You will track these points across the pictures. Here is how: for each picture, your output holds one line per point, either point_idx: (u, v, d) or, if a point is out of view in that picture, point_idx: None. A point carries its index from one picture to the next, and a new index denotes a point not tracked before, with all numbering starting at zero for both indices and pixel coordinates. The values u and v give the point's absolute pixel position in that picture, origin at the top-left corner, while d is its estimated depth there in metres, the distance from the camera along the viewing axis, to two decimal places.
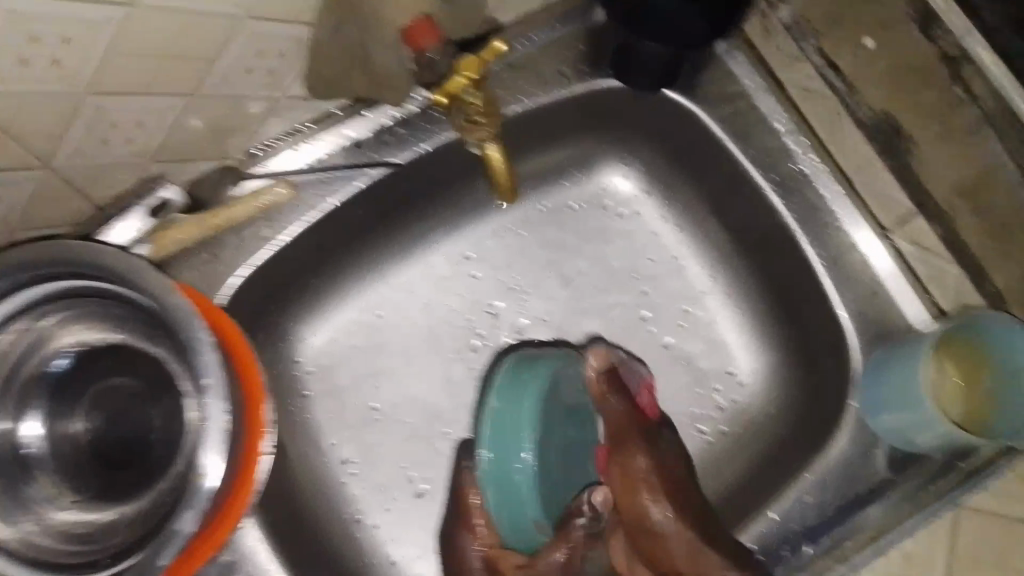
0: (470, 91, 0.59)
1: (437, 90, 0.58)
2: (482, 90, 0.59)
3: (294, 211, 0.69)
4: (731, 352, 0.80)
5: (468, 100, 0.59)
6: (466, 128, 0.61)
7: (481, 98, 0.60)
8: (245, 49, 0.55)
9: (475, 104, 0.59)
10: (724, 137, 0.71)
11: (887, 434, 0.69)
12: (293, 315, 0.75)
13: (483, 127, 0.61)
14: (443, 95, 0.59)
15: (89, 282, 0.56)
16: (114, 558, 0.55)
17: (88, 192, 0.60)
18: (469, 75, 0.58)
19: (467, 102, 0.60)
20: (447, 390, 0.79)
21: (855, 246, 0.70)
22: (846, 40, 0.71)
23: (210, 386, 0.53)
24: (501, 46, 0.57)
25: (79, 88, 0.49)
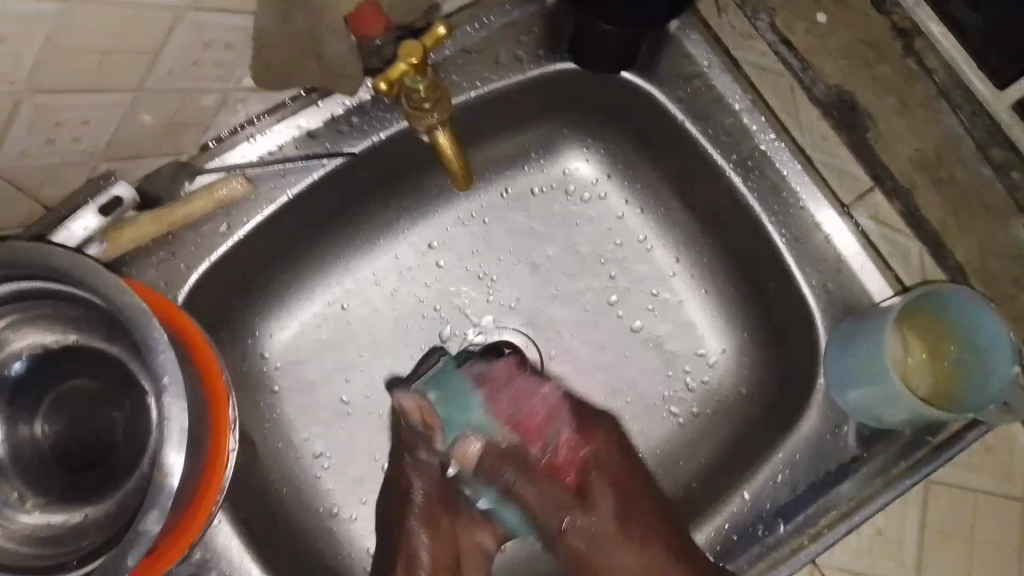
0: (414, 78, 0.55)
1: (380, 81, 0.54)
2: (427, 75, 0.56)
3: (251, 205, 0.68)
4: (700, 333, 0.80)
5: (414, 86, 0.55)
6: (413, 113, 0.58)
7: (427, 83, 0.56)
8: (190, 41, 0.54)
9: (420, 91, 0.56)
10: (684, 117, 0.70)
11: (855, 411, 0.68)
12: (258, 312, 0.74)
13: (432, 113, 0.58)
14: (387, 85, 0.54)
15: (41, 282, 0.54)
16: (83, 559, 0.53)
17: (36, 192, 0.59)
18: (413, 61, 0.54)
19: (412, 89, 0.56)
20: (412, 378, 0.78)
21: (820, 223, 0.69)
22: (802, 13, 0.69)
23: (167, 383, 0.50)
24: (444, 31, 0.54)
25: (18, 87, 0.48)
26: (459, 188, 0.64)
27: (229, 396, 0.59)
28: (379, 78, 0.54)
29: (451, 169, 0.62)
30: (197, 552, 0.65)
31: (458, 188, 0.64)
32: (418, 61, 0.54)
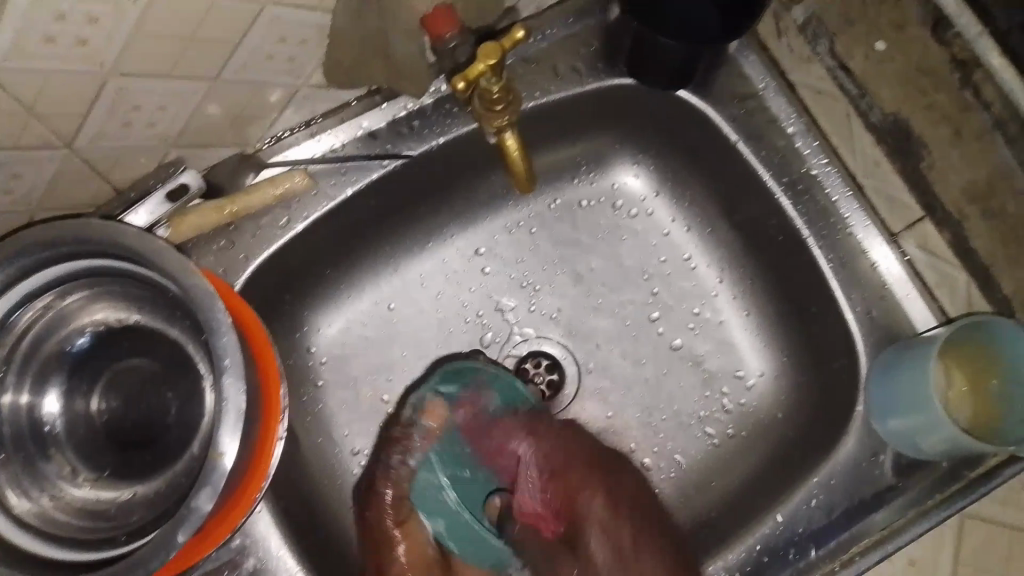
0: (489, 79, 0.56)
1: (459, 80, 0.55)
2: (502, 78, 0.57)
3: (311, 200, 0.69)
4: (740, 353, 0.81)
5: (489, 87, 0.57)
6: (484, 113, 0.59)
7: (501, 85, 0.57)
8: (268, 37, 0.55)
9: (494, 92, 0.57)
10: (738, 138, 0.72)
11: (896, 440, 0.68)
12: (308, 307, 0.76)
13: (502, 115, 0.59)
14: (465, 84, 0.56)
15: (114, 259, 0.55)
16: (130, 536, 0.55)
17: (107, 176, 0.61)
18: (491, 63, 0.55)
19: (486, 90, 0.57)
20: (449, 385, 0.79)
21: (866, 250, 0.70)
22: (861, 39, 0.69)
23: (226, 366, 0.52)
24: (523, 35, 0.55)
25: (103, 68, 0.50)
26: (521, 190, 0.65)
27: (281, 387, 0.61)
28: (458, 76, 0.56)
29: (514, 171, 0.62)
30: (236, 539, 0.67)
31: (520, 190, 0.64)
32: (495, 62, 0.55)
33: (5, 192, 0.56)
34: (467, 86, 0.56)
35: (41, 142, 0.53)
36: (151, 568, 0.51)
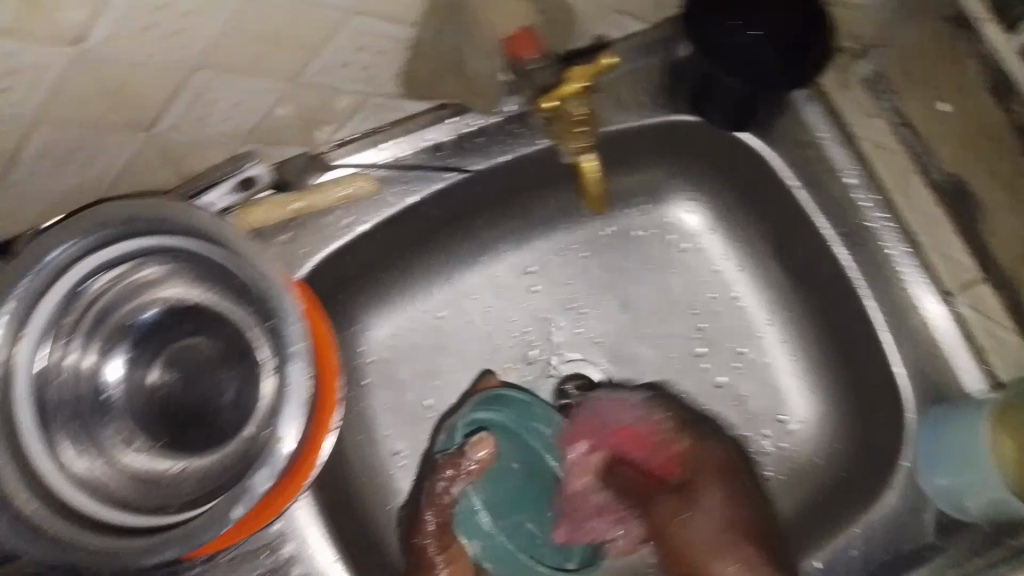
0: (577, 101, 0.61)
1: (547, 99, 0.60)
2: (588, 102, 0.61)
3: (375, 204, 0.72)
4: (783, 396, 0.80)
5: (574, 109, 0.61)
6: (563, 136, 0.63)
7: (585, 110, 0.61)
8: (348, 43, 0.58)
9: (580, 115, 0.61)
10: (797, 184, 0.73)
11: (941, 497, 0.67)
12: (358, 308, 0.78)
13: (582, 138, 0.63)
14: (552, 103, 0.60)
15: (184, 241, 0.58)
16: (183, 506, 0.59)
17: (183, 162, 0.64)
18: (580, 86, 0.59)
19: (571, 112, 0.61)
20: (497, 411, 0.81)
21: (921, 308, 0.70)
22: (929, 97, 0.69)
23: (295, 352, 0.57)
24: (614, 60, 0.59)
25: (190, 59, 0.53)
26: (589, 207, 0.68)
27: (337, 378, 0.64)
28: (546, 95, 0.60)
29: (586, 188, 0.65)
30: (276, 526, 0.70)
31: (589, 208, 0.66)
32: (585, 86, 0.59)
33: (82, 170, 0.58)
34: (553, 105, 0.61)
35: (121, 125, 0.56)
36: (205, 538, 0.55)
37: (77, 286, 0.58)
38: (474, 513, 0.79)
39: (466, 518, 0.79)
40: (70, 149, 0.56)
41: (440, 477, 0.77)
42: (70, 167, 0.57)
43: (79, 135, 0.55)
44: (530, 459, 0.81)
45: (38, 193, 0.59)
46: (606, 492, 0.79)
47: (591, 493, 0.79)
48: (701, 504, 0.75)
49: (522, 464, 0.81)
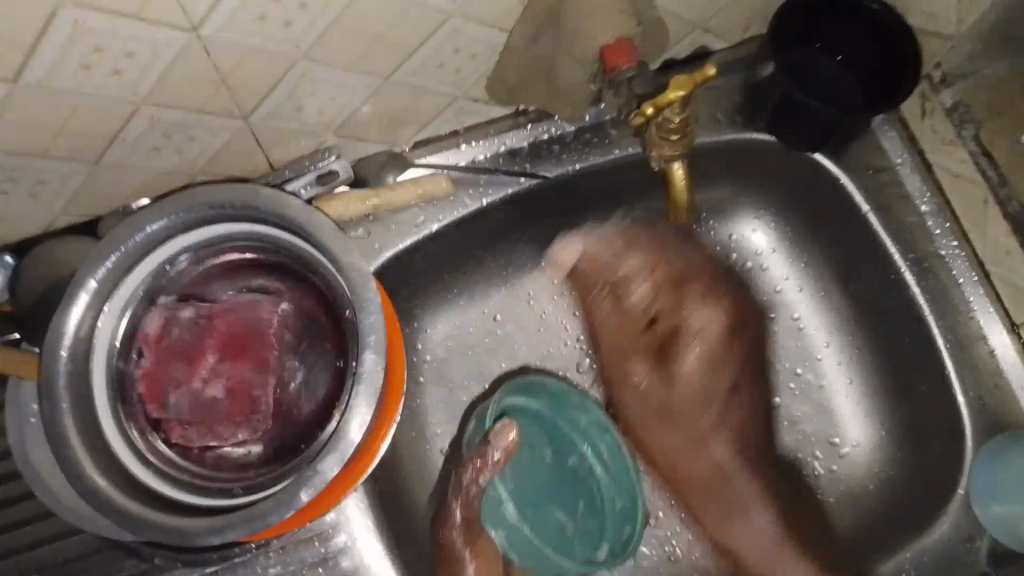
0: (675, 110, 0.58)
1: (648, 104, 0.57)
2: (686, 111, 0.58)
3: (449, 204, 0.72)
4: (837, 420, 0.81)
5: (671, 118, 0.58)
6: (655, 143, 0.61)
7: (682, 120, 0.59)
8: (446, 45, 0.58)
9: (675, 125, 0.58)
10: (868, 207, 0.74)
11: (994, 526, 0.67)
12: (421, 307, 0.79)
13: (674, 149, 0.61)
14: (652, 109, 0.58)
15: (269, 227, 0.59)
16: (248, 489, 0.59)
17: (269, 152, 0.65)
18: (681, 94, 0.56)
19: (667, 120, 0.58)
20: (536, 403, 0.80)
21: (987, 337, 0.70)
22: (1007, 131, 0.70)
23: (370, 342, 0.55)
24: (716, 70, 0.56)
25: (297, 52, 0.54)
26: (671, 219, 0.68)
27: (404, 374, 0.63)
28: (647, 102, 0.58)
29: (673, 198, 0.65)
30: (332, 513, 0.70)
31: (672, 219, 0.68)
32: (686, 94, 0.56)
33: (180, 152, 0.60)
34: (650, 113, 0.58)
35: (222, 110, 0.57)
36: (269, 521, 0.54)
37: (158, 264, 0.58)
38: (500, 502, 0.79)
39: (491, 506, 0.79)
40: (171, 131, 0.57)
41: (467, 469, 0.73)
42: (170, 147, 0.59)
43: (182, 118, 0.56)
44: (562, 445, 0.81)
45: (133, 172, 0.60)
46: (635, 368, 0.80)
47: (629, 377, 0.80)
48: (679, 380, 0.80)
49: (554, 453, 0.82)
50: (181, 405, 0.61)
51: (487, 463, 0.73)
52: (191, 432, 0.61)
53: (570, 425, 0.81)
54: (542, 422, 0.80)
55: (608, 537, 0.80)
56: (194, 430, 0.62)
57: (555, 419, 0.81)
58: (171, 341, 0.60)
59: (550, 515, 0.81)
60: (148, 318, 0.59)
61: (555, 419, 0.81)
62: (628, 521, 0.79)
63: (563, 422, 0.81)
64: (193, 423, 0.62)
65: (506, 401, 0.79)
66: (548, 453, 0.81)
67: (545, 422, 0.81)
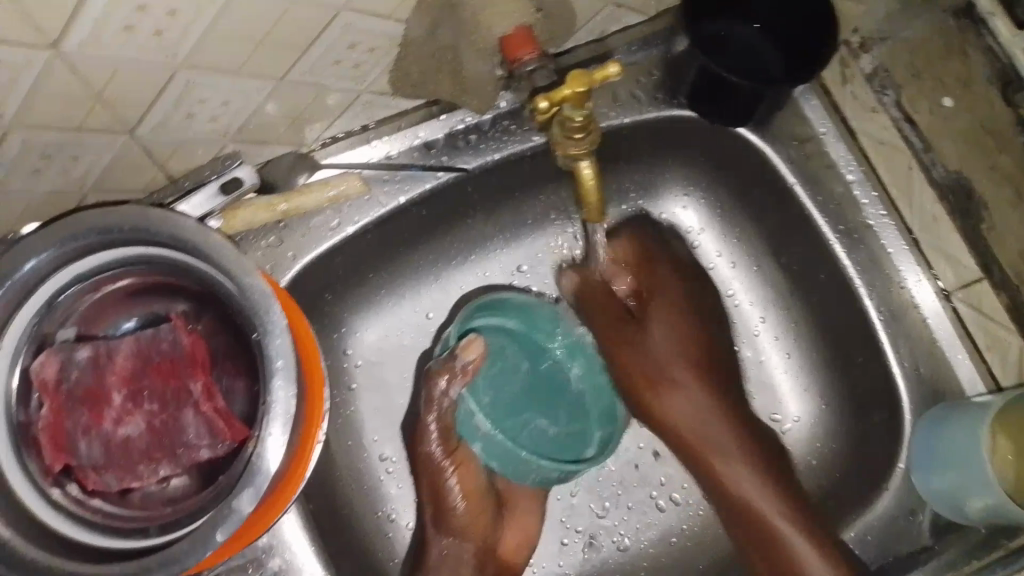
0: (574, 108, 0.51)
1: (540, 99, 0.50)
2: (588, 108, 0.51)
3: (363, 204, 0.69)
4: (775, 394, 0.80)
5: (572, 115, 0.51)
6: (562, 141, 0.54)
7: (585, 117, 0.52)
8: (339, 40, 0.55)
9: (577, 121, 0.51)
10: (794, 179, 0.72)
11: (935, 500, 0.68)
12: (347, 311, 0.76)
13: (582, 145, 0.54)
14: (546, 105, 0.51)
15: (164, 251, 0.56)
16: (164, 529, 0.56)
17: (164, 164, 0.61)
18: (579, 91, 0.50)
19: (568, 117, 0.51)
20: (510, 317, 0.77)
21: (917, 303, 0.70)
22: (927, 92, 0.68)
23: (278, 369, 0.53)
24: (615, 71, 0.50)
25: (175, 61, 0.50)
26: (589, 219, 0.61)
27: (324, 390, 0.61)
28: (541, 96, 0.51)
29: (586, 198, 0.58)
30: (263, 538, 0.67)
31: (589, 219, 0.60)
32: (583, 91, 0.50)
33: (64, 173, 0.56)
34: (549, 109, 0.51)
35: (102, 126, 0.53)
36: (188, 564, 0.52)
37: (49, 297, 0.55)
38: (473, 416, 0.75)
39: (464, 420, 0.75)
40: (49, 152, 0.53)
41: (438, 380, 0.70)
42: (52, 168, 0.55)
43: (59, 138, 0.52)
44: (535, 356, 0.79)
45: (17, 196, 0.56)
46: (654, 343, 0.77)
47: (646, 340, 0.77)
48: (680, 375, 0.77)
49: (530, 364, 0.78)
50: (94, 452, 0.58)
51: (458, 371, 0.71)
52: (107, 479, 0.58)
53: (542, 336, 0.78)
54: (510, 332, 0.77)
55: (592, 442, 0.77)
56: (110, 475, 0.59)
57: (529, 326, 0.78)
58: (71, 387, 0.57)
59: (528, 418, 0.77)
60: (43, 363, 0.56)
61: (527, 325, 0.78)
62: (609, 421, 0.78)
63: (529, 339, 0.78)
64: (108, 469, 0.58)
65: (470, 323, 0.75)
66: (524, 359, 0.78)
67: (517, 334, 0.78)
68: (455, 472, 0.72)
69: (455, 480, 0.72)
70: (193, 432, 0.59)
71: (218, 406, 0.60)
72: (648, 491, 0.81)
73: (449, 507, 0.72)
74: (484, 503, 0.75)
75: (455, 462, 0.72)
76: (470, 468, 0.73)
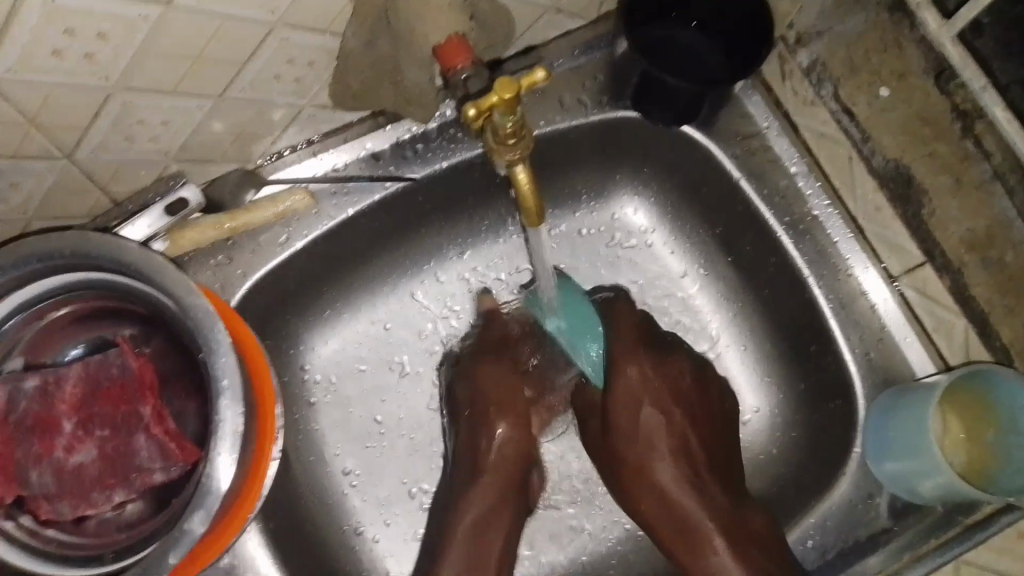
0: (505, 114, 0.51)
1: (470, 108, 0.50)
2: (518, 113, 0.51)
3: (312, 219, 0.69)
4: (732, 387, 0.81)
5: (502, 122, 0.51)
6: (495, 148, 0.53)
7: (516, 122, 0.51)
8: (276, 56, 0.55)
9: (509, 128, 0.51)
10: (739, 174, 0.72)
11: (891, 483, 0.69)
12: (301, 326, 0.76)
13: (516, 151, 0.53)
14: (476, 112, 0.51)
15: (107, 276, 0.56)
16: (119, 554, 0.56)
17: (107, 187, 0.60)
18: (507, 98, 0.50)
19: (499, 125, 0.51)
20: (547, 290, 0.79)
21: (866, 291, 0.71)
22: (864, 87, 0.68)
23: (225, 388, 0.53)
24: (541, 75, 0.51)
25: (110, 84, 0.50)
26: (528, 224, 0.59)
27: (274, 406, 0.61)
28: (470, 105, 0.51)
29: (525, 204, 0.57)
30: (226, 558, 0.67)
31: (528, 223, 0.59)
32: (512, 97, 0.50)
33: (4, 201, 0.55)
34: (479, 118, 0.51)
35: (40, 152, 0.52)
36: None
37: None
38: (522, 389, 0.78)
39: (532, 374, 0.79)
40: None
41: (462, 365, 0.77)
42: None
43: None
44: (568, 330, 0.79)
45: None
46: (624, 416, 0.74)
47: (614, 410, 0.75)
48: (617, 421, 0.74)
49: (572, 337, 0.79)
50: (46, 481, 0.58)
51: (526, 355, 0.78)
52: (60, 508, 0.58)
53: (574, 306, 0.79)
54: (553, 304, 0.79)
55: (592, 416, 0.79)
56: (63, 504, 0.58)
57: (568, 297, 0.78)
58: (19, 418, 0.57)
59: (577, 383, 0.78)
60: None
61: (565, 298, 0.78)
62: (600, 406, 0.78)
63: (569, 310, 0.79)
64: (60, 498, 0.58)
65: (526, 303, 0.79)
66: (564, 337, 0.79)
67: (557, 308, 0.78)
68: (499, 417, 0.74)
69: (500, 427, 0.73)
70: (145, 455, 0.59)
71: (170, 429, 0.59)
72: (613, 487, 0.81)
73: (482, 443, 0.73)
74: (515, 471, 0.73)
75: (498, 405, 0.74)
76: (517, 421, 0.74)
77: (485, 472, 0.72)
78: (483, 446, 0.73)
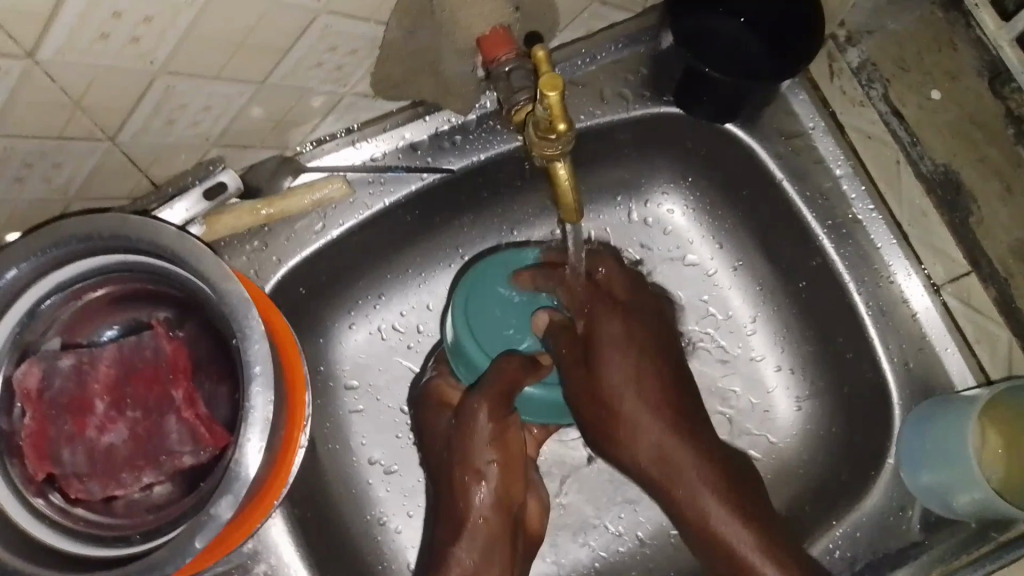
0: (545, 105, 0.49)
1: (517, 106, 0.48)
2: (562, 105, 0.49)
3: (347, 207, 0.69)
4: (768, 389, 0.79)
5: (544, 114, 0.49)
6: (536, 142, 0.52)
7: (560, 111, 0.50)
8: (319, 42, 0.55)
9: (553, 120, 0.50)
10: (783, 175, 0.72)
11: (926, 496, 0.68)
12: (333, 313, 0.76)
13: (554, 145, 0.52)
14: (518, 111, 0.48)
15: (144, 258, 0.56)
16: (146, 535, 0.56)
17: (148, 170, 0.60)
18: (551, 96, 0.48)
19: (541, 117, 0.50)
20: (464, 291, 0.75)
21: (907, 298, 0.71)
22: (915, 87, 0.68)
23: (257, 373, 0.53)
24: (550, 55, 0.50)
25: (153, 67, 0.49)
26: (565, 218, 0.58)
27: (305, 395, 0.61)
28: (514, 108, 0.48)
29: (561, 196, 0.56)
30: (248, 543, 0.67)
31: (565, 218, 0.58)
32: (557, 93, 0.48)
33: (46, 180, 0.55)
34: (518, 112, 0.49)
35: (83, 134, 0.53)
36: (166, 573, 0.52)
37: (30, 306, 0.55)
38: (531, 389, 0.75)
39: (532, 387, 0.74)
40: (29, 161, 0.53)
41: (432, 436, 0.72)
42: (33, 176, 0.54)
43: (37, 147, 0.52)
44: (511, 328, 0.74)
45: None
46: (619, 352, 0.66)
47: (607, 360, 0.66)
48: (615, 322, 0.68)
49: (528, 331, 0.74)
50: (77, 460, 0.58)
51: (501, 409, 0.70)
52: (90, 487, 0.58)
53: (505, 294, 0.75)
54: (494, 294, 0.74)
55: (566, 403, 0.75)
56: (94, 482, 0.58)
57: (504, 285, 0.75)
58: (53, 396, 0.57)
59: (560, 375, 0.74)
60: (26, 372, 0.56)
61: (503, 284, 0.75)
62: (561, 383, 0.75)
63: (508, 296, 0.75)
64: (91, 477, 0.58)
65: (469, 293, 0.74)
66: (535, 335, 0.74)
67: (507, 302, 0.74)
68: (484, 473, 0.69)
69: (487, 484, 0.69)
70: (176, 437, 0.59)
71: (200, 413, 0.60)
72: (644, 487, 0.80)
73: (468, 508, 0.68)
74: (507, 518, 0.69)
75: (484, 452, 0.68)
76: (509, 478, 0.70)
77: (472, 531, 0.68)
78: (464, 504, 0.68)
